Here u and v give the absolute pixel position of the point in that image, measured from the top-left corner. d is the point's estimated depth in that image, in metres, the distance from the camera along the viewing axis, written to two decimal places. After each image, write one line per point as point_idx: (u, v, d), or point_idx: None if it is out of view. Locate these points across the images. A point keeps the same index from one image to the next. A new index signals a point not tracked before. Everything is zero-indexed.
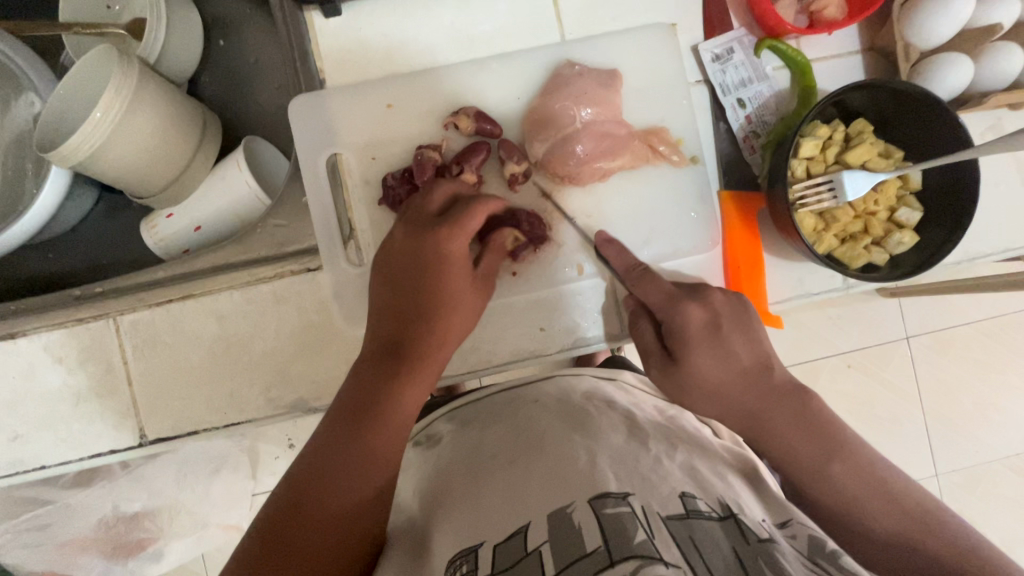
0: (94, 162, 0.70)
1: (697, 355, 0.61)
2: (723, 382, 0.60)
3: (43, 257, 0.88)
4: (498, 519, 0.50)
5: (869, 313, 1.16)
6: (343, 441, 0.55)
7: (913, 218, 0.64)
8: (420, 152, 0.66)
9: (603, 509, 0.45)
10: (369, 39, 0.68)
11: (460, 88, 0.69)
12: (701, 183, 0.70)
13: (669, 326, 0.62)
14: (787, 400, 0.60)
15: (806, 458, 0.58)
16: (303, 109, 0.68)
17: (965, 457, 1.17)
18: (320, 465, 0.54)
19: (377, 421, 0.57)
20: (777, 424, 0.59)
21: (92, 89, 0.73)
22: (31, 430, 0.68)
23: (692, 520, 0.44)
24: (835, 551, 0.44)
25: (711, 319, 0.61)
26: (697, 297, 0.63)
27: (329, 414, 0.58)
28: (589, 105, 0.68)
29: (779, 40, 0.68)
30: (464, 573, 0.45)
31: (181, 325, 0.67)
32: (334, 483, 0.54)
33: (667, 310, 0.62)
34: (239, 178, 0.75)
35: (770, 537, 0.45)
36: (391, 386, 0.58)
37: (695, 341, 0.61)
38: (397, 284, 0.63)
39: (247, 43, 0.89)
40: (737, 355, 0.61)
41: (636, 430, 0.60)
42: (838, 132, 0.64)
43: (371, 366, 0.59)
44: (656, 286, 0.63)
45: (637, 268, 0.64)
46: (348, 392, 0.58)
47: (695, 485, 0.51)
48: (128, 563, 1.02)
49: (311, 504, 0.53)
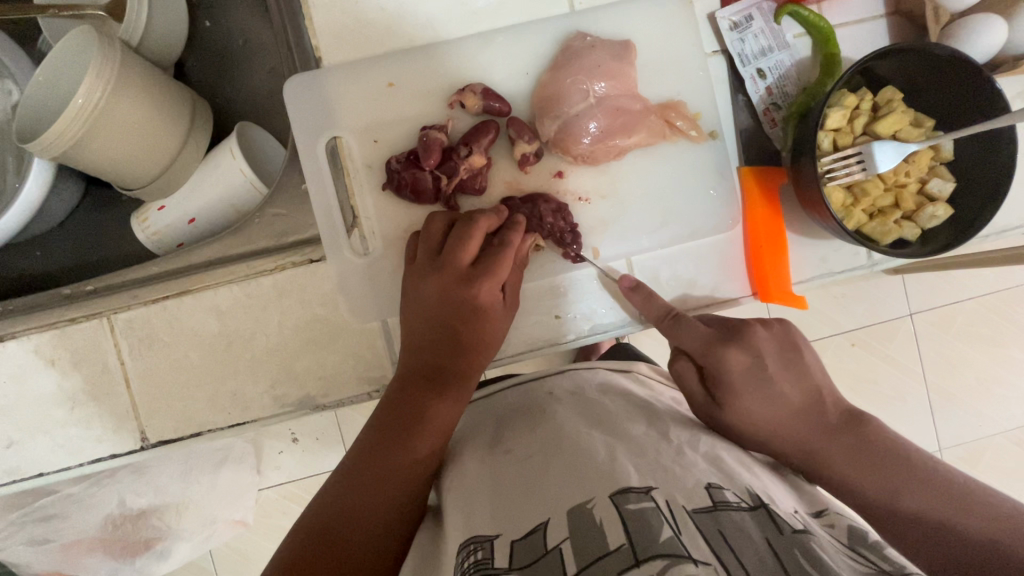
0: (78, 152, 0.67)
1: (743, 399, 0.57)
2: (773, 423, 0.57)
3: (30, 255, 0.84)
4: (520, 512, 0.47)
5: (874, 289, 1.13)
6: (386, 452, 0.56)
7: (945, 190, 0.61)
8: (425, 133, 0.63)
9: (626, 506, 0.42)
10: (365, 12, 0.64)
11: (464, 65, 0.65)
12: (719, 158, 0.67)
13: (711, 371, 0.59)
14: (850, 436, 0.56)
15: (876, 488, 0.54)
16: (296, 90, 0.64)
17: (969, 431, 1.16)
18: (363, 475, 0.55)
19: (415, 435, 0.57)
20: (840, 455, 0.56)
21: (70, 72, 0.68)
22: (26, 436, 0.65)
23: (720, 513, 0.42)
24: (878, 541, 0.42)
25: (755, 361, 0.59)
26: (739, 338, 0.59)
27: (370, 426, 0.59)
28: (602, 78, 0.64)
29: (800, 6, 0.63)
30: (479, 559, 0.44)
31: (179, 323, 0.64)
32: (375, 491, 0.55)
33: (708, 356, 0.59)
34: (233, 166, 0.71)
35: (805, 528, 0.43)
36: (428, 401, 0.58)
37: (740, 385, 0.57)
38: (426, 298, 0.61)
39: (234, 24, 0.84)
40: (784, 393, 0.58)
41: (656, 422, 0.58)
42: (866, 101, 0.61)
43: (406, 380, 0.60)
44: (694, 333, 0.60)
45: (667, 315, 0.62)
46: (386, 406, 0.59)
47: (720, 476, 0.48)
48: (135, 562, 1.01)
49: (350, 510, 0.54)
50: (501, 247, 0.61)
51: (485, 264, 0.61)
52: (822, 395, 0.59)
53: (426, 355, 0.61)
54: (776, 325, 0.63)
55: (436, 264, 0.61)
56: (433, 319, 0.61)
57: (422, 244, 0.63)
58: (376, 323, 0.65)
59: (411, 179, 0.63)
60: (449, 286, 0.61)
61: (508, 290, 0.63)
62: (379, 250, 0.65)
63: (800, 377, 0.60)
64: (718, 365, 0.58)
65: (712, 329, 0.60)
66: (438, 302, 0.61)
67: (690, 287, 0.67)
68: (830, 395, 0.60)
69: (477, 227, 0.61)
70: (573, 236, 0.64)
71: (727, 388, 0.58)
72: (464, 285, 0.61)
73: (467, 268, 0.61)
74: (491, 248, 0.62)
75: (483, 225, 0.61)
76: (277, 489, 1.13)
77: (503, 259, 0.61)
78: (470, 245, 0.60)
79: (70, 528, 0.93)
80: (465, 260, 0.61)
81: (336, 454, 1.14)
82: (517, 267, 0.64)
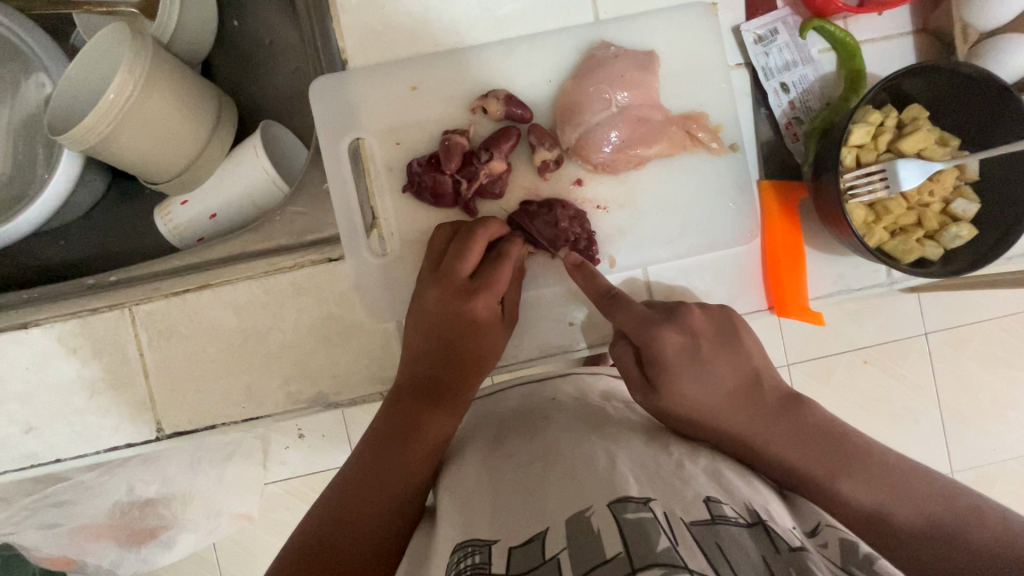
0: (107, 144, 0.68)
1: (680, 381, 0.59)
2: (711, 408, 0.58)
3: (55, 244, 0.86)
4: (513, 519, 0.47)
5: (888, 307, 1.12)
6: (385, 463, 0.57)
7: (969, 210, 0.61)
8: (447, 137, 0.63)
9: (625, 514, 0.41)
10: (393, 18, 0.65)
11: (487, 71, 0.65)
12: (740, 171, 0.67)
13: (647, 350, 0.60)
14: (777, 415, 0.58)
15: (810, 465, 0.55)
16: (321, 91, 0.65)
17: (980, 455, 1.14)
18: (362, 483, 0.56)
19: (414, 445, 0.58)
20: (775, 433, 0.57)
21: (101, 67, 0.69)
22: (46, 422, 0.66)
23: (718, 526, 0.41)
24: (869, 554, 0.42)
25: (688, 340, 0.61)
26: (672, 318, 0.61)
27: (369, 435, 0.60)
28: (625, 87, 0.64)
29: (827, 20, 0.63)
30: (476, 562, 0.43)
31: (198, 316, 0.65)
32: (375, 499, 0.56)
33: (643, 336, 0.60)
34: (256, 164, 0.73)
35: (802, 545, 0.42)
36: (426, 412, 0.60)
37: (675, 365, 0.60)
38: (428, 311, 0.62)
39: (262, 24, 0.86)
40: (719, 375, 0.60)
41: (655, 435, 0.57)
42: (891, 118, 0.60)
43: (402, 392, 0.61)
44: (630, 312, 0.61)
45: (609, 294, 0.62)
46: (384, 416, 0.60)
47: (719, 490, 0.48)
48: (141, 550, 1.03)
49: (352, 517, 0.55)
50: (500, 259, 0.62)
51: (487, 279, 0.62)
52: (755, 375, 0.61)
53: (421, 366, 0.62)
54: (717, 308, 0.65)
55: (434, 274, 0.62)
56: (431, 333, 0.62)
57: (428, 257, 0.64)
58: (390, 323, 0.66)
59: (431, 182, 0.63)
60: (452, 297, 0.62)
61: (509, 305, 0.64)
62: (396, 251, 0.66)
63: (739, 360, 0.62)
64: (654, 345, 0.60)
65: (647, 309, 0.62)
66: (436, 315, 0.62)
67: (705, 300, 0.67)
68: (766, 375, 0.62)
69: (478, 237, 0.61)
70: (587, 243, 0.64)
71: (663, 367, 0.60)
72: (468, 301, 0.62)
73: (469, 281, 0.62)
74: (489, 261, 0.63)
75: (482, 233, 0.62)
76: (282, 483, 1.14)
77: (502, 270, 0.62)
78: (474, 260, 0.62)
79: (82, 513, 0.95)
80: (465, 271, 0.62)
81: (342, 450, 1.15)
82: (514, 279, 0.64)
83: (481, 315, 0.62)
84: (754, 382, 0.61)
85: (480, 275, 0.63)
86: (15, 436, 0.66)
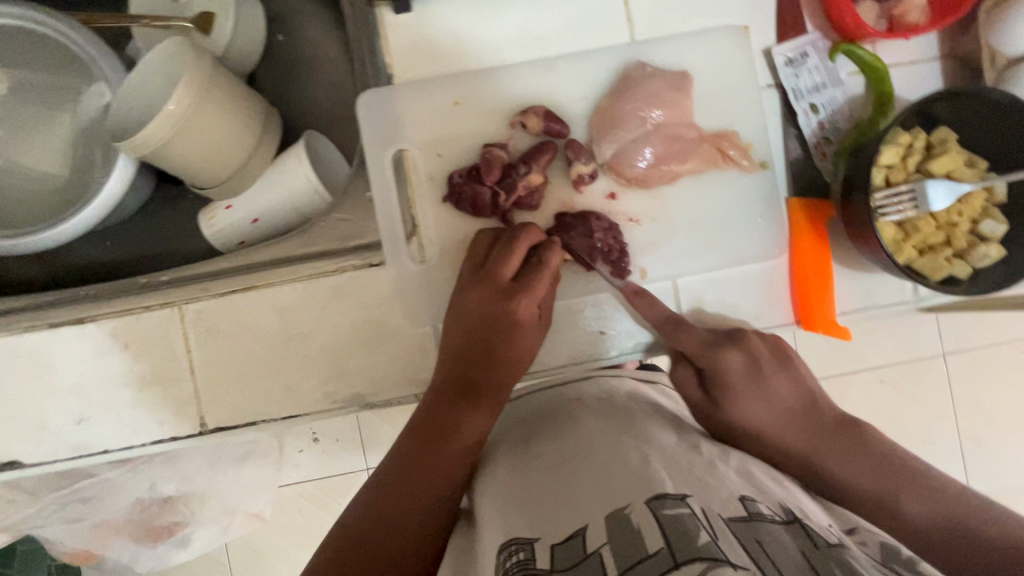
0: (162, 153, 0.72)
1: (743, 400, 0.64)
2: (772, 424, 0.64)
3: (102, 245, 0.89)
4: (555, 516, 0.49)
5: (907, 327, 1.12)
6: (421, 461, 0.59)
7: (998, 231, 0.62)
8: (487, 150, 0.66)
9: (662, 510, 0.43)
10: (438, 37, 0.68)
11: (526, 88, 0.68)
12: (769, 189, 0.69)
13: (711, 371, 0.64)
14: (834, 433, 0.64)
15: (863, 482, 0.60)
16: (367, 104, 0.68)
17: (999, 480, 1.14)
18: (398, 480, 0.59)
19: (449, 443, 0.60)
20: (826, 451, 0.62)
21: (161, 77, 0.73)
22: (95, 414, 0.69)
23: (757, 523, 0.43)
24: (911, 557, 0.44)
25: (750, 363, 0.64)
26: (733, 341, 0.64)
27: (406, 432, 0.62)
28: (659, 106, 0.67)
29: (855, 44, 0.65)
30: (521, 561, 0.45)
31: (243, 316, 0.68)
32: (411, 497, 0.58)
33: (707, 358, 0.64)
34: (299, 171, 0.76)
35: (840, 543, 0.44)
36: (462, 411, 0.61)
37: (738, 386, 0.64)
38: (466, 313, 0.65)
39: (307, 40, 0.90)
40: (774, 394, 0.65)
41: (686, 436, 0.59)
42: (919, 141, 0.62)
43: (440, 392, 0.62)
44: (693, 337, 0.63)
45: (671, 320, 0.64)
46: (422, 414, 0.62)
47: (752, 489, 0.50)
48: (157, 547, 1.06)
49: (389, 513, 0.57)
50: (539, 266, 0.64)
51: (525, 282, 0.64)
52: (811, 397, 0.66)
53: (459, 368, 0.63)
54: (769, 337, 0.68)
55: (474, 277, 0.65)
56: (469, 336, 0.64)
57: (468, 262, 0.67)
58: (426, 328, 0.68)
59: (471, 193, 0.66)
60: (491, 298, 0.64)
61: (545, 310, 0.66)
62: (434, 258, 0.69)
63: (790, 380, 0.66)
64: (719, 366, 0.64)
65: (711, 333, 0.64)
66: (475, 318, 0.65)
67: (733, 312, 0.68)
68: (820, 398, 0.67)
69: (520, 241, 0.64)
70: (619, 255, 0.66)
71: (726, 387, 0.64)
72: (507, 306, 0.64)
73: (508, 284, 0.64)
74: (529, 266, 0.65)
75: (525, 238, 0.64)
76: (297, 487, 1.17)
77: (542, 277, 0.64)
78: (512, 264, 0.64)
79: (105, 509, 0.97)
80: (507, 274, 0.64)
81: (357, 455, 1.17)
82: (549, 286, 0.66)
83: (519, 320, 0.64)
84: (812, 403, 0.66)
85: (518, 279, 0.65)
86: (65, 427, 0.69)
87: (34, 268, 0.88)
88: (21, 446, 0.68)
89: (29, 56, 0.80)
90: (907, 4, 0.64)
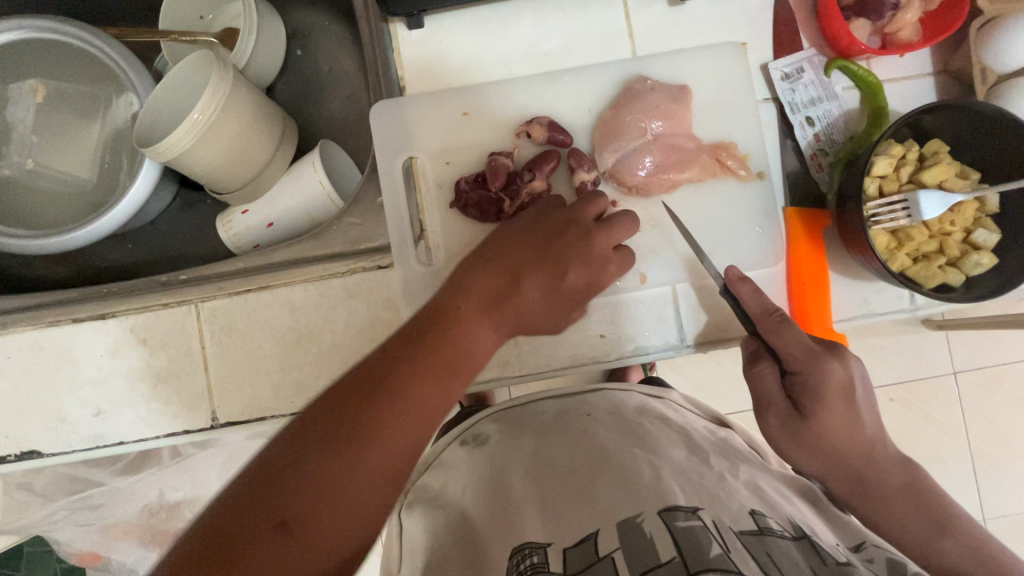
0: (184, 160, 0.75)
1: (830, 419, 0.61)
2: (846, 447, 0.62)
3: (123, 247, 0.93)
4: (569, 521, 0.51)
5: (915, 343, 1.12)
6: (417, 359, 0.53)
7: (990, 240, 0.63)
8: (493, 158, 0.69)
9: (675, 522, 0.45)
10: (448, 52, 0.72)
11: (533, 101, 0.71)
12: (767, 198, 0.71)
13: (805, 380, 0.60)
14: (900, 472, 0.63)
15: (915, 534, 0.61)
16: (381, 115, 0.72)
17: (1015, 502, 1.12)
18: (385, 373, 0.52)
19: (449, 346, 0.55)
20: (886, 492, 0.62)
21: (188, 90, 0.78)
22: (112, 407, 0.71)
23: (767, 537, 0.44)
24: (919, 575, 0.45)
25: (851, 380, 0.60)
26: (837, 353, 0.61)
27: (403, 328, 0.56)
28: (659, 118, 0.69)
29: (850, 61, 0.68)
30: (535, 563, 0.47)
31: (257, 315, 0.70)
32: (395, 395, 0.51)
33: (806, 363, 0.60)
34: (314, 178, 0.79)
35: (849, 562, 0.45)
36: (474, 318, 0.57)
37: (831, 401, 0.60)
38: (503, 241, 0.63)
39: (324, 54, 0.95)
40: (862, 425, 0.62)
41: (695, 448, 0.60)
42: (912, 151, 0.64)
43: (451, 297, 0.58)
44: (796, 338, 0.61)
45: (776, 315, 0.63)
46: (429, 314, 0.57)
47: (762, 504, 0.51)
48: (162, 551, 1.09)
49: (365, 408, 0.50)
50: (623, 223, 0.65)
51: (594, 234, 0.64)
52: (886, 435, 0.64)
53: (484, 274, 0.60)
54: (855, 361, 0.62)
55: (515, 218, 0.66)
56: (501, 250, 0.62)
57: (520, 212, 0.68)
58: None
59: (478, 199, 0.69)
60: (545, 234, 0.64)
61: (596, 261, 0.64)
62: (442, 262, 0.72)
63: (877, 415, 0.64)
64: (819, 376, 0.60)
65: (811, 340, 0.62)
66: (515, 237, 0.64)
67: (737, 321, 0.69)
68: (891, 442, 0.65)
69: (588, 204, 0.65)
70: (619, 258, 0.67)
71: (817, 401, 0.60)
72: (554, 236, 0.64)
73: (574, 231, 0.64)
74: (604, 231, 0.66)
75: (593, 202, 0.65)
76: None
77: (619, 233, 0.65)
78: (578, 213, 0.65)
79: (114, 511, 0.98)
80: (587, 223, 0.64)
81: None
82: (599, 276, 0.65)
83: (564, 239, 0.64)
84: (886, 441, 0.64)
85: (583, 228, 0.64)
86: (84, 418, 0.71)
87: (57, 269, 0.92)
88: (41, 438, 0.71)
89: (65, 66, 0.85)
90: (900, 22, 0.67)
